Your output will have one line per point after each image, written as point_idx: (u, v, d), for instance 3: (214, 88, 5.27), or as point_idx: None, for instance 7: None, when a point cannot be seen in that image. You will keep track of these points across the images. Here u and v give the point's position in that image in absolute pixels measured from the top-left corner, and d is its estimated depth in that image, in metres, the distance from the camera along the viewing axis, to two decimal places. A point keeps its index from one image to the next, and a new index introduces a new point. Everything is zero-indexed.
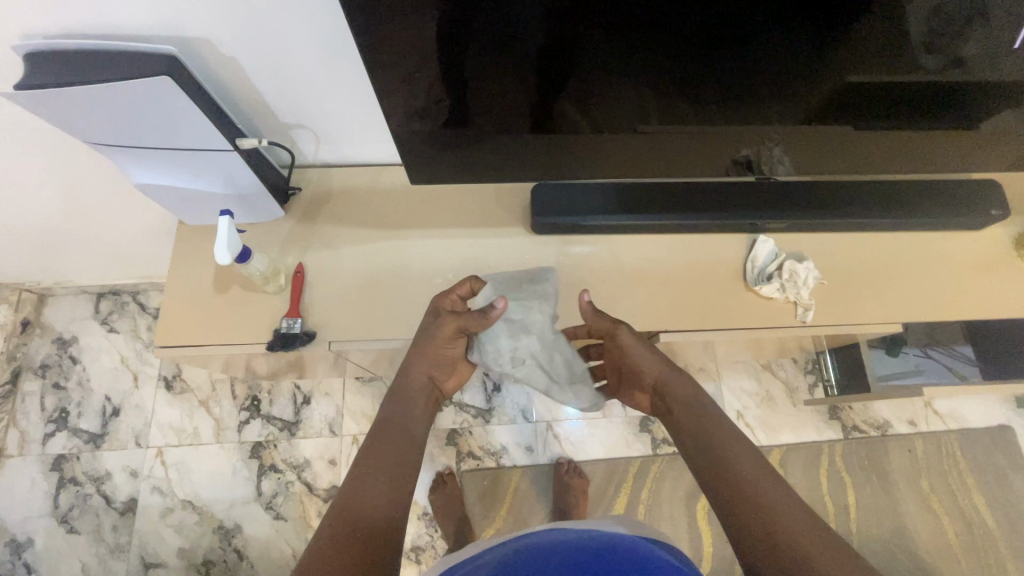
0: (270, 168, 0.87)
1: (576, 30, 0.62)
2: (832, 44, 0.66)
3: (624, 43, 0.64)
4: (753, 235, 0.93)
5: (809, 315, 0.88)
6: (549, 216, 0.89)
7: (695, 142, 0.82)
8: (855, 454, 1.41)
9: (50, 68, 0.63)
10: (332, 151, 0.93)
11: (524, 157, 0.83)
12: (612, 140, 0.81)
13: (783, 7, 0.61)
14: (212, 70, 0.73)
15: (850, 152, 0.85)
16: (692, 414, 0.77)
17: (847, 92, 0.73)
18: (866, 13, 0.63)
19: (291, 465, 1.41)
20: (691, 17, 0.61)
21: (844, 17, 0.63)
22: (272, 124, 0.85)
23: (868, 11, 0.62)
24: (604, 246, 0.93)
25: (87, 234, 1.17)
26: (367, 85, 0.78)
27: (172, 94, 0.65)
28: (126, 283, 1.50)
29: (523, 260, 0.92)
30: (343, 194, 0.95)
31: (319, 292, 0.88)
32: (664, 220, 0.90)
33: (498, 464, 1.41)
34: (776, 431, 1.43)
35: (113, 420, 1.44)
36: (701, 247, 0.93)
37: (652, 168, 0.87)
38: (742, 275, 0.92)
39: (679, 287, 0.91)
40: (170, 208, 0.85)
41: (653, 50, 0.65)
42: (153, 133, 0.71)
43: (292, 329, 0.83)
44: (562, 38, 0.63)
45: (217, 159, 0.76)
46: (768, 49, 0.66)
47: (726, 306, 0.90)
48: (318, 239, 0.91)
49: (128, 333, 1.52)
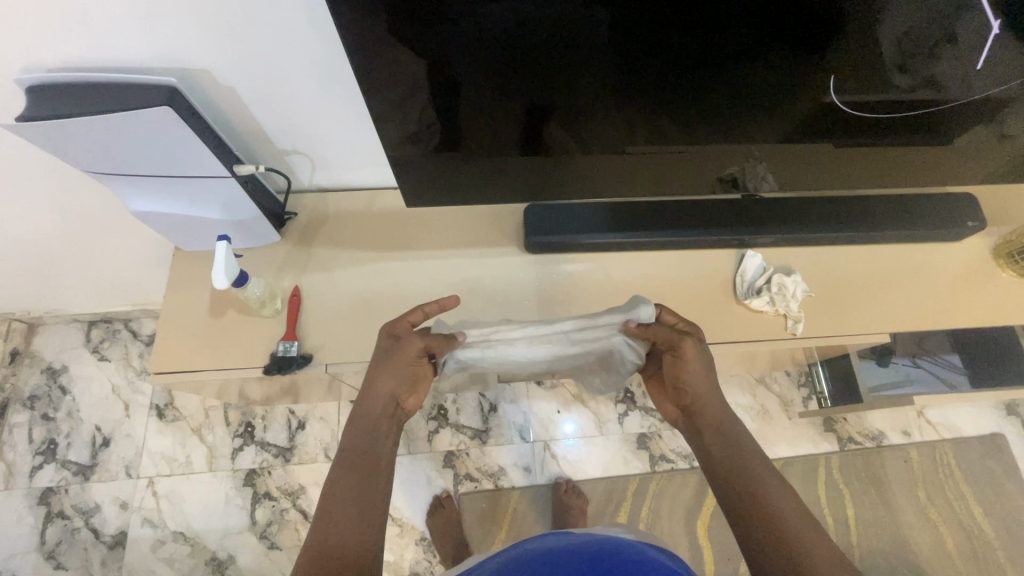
0: (267, 194, 0.88)
1: (568, 54, 0.64)
2: (810, 70, 0.70)
3: (610, 67, 0.67)
4: (742, 250, 0.95)
5: (799, 327, 0.89)
6: (542, 235, 0.90)
7: (683, 163, 0.85)
8: (852, 466, 1.42)
9: (53, 100, 0.65)
10: (328, 176, 0.95)
11: (516, 179, 0.85)
12: (601, 160, 0.83)
13: (762, 35, 0.65)
14: (212, 100, 0.75)
15: (832, 169, 0.88)
16: (725, 441, 0.73)
17: (825, 114, 0.77)
18: (839, 36, 0.66)
19: (286, 492, 1.39)
20: (676, 45, 0.65)
21: (819, 45, 0.67)
22: (270, 151, 0.86)
23: (841, 35, 0.66)
24: (598, 264, 0.94)
25: (81, 261, 1.17)
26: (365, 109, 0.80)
27: (173, 123, 0.66)
28: (118, 310, 1.49)
29: (519, 279, 0.93)
30: (339, 218, 0.96)
31: (316, 315, 0.88)
32: (655, 237, 0.92)
33: (497, 486, 1.40)
34: (773, 445, 1.44)
35: (103, 451, 1.42)
36: (692, 262, 0.95)
37: (642, 186, 0.89)
38: (731, 289, 0.93)
39: (672, 303, 0.92)
40: (167, 234, 0.86)
41: (641, 77, 0.69)
42: (152, 161, 0.72)
43: (289, 352, 0.83)
44: (549, 63, 0.65)
45: (215, 185, 0.78)
46: (750, 73, 0.70)
47: (718, 320, 0.91)
48: (314, 262, 0.92)
49: (120, 360, 1.51)
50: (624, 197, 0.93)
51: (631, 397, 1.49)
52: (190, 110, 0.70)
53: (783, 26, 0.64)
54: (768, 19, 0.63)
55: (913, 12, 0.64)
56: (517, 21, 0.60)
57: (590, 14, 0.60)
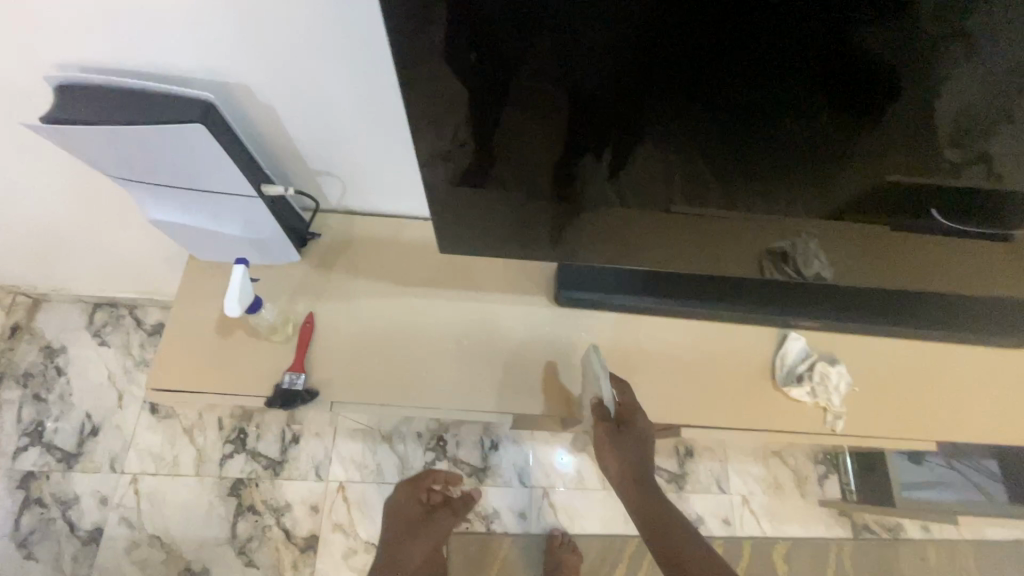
0: (293, 213, 0.83)
1: (603, 95, 0.58)
2: (862, 139, 0.62)
3: (648, 112, 0.60)
4: (785, 330, 0.88)
5: (840, 424, 0.81)
6: (573, 290, 0.86)
7: (729, 229, 0.78)
8: (864, 556, 1.35)
9: (80, 102, 0.61)
10: (359, 200, 0.90)
11: (549, 225, 0.79)
12: (642, 216, 0.76)
13: (813, 95, 0.57)
14: (247, 115, 0.70)
15: (884, 256, 0.80)
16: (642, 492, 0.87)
17: (881, 189, 0.69)
18: (893, 107, 0.58)
19: (272, 507, 1.34)
20: (717, 98, 0.58)
21: (871, 114, 0.59)
22: (302, 172, 0.82)
23: (894, 106, 0.58)
24: (630, 326, 0.88)
25: (95, 247, 1.13)
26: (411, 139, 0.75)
27: (202, 140, 0.62)
28: (125, 296, 1.46)
29: (544, 332, 0.87)
30: (363, 244, 0.90)
31: (325, 346, 0.83)
32: (692, 307, 0.87)
33: (489, 530, 1.34)
34: (782, 522, 1.38)
35: (91, 439, 1.38)
36: (732, 335, 0.88)
37: (681, 249, 0.82)
38: (770, 371, 0.86)
39: (706, 379, 0.85)
40: (183, 244, 0.81)
41: (681, 130, 0.62)
42: (174, 172, 0.68)
43: (295, 385, 0.78)
44: (586, 102, 0.59)
45: (239, 203, 0.73)
46: (796, 137, 0.62)
47: (754, 404, 0.84)
48: (332, 289, 0.87)
49: (120, 347, 1.47)
50: (663, 265, 0.86)
51: None
52: (222, 123, 0.65)
53: (833, 89, 0.57)
54: (822, 82, 0.56)
55: (975, 90, 0.56)
56: (550, 56, 0.54)
57: (631, 53, 0.54)
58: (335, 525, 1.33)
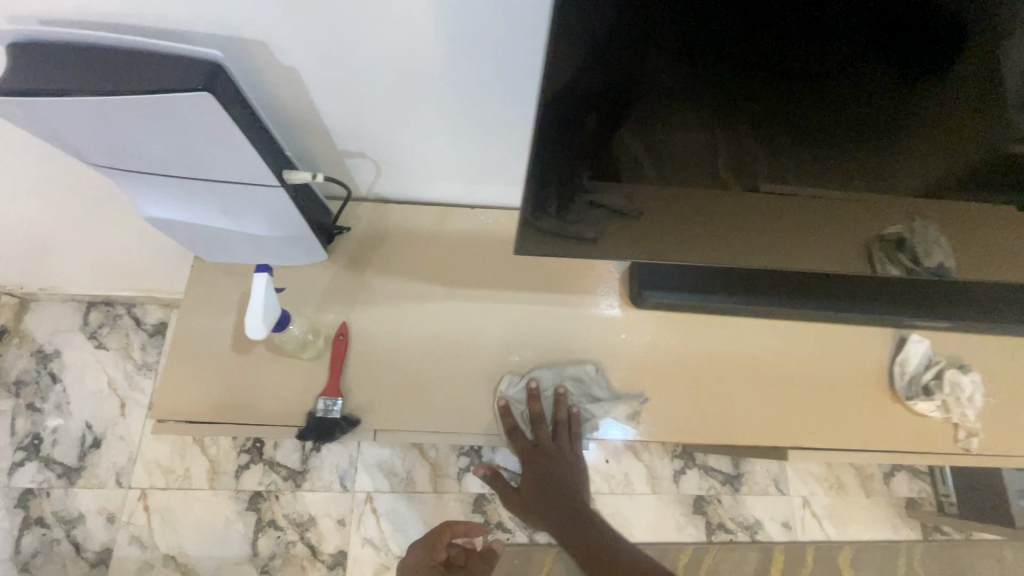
0: (317, 204, 0.69)
1: (619, 70, 0.42)
2: (939, 98, 0.47)
3: (681, 84, 0.44)
4: (902, 332, 0.74)
5: (975, 443, 0.69)
6: (659, 291, 0.71)
7: (811, 223, 0.62)
8: (934, 558, 1.26)
9: (41, 64, 0.45)
10: (395, 186, 0.75)
11: (607, 226, 0.60)
12: (714, 206, 0.59)
13: (843, 46, 0.42)
14: (260, 82, 0.54)
15: (997, 241, 0.64)
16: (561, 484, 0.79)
17: (984, 145, 0.51)
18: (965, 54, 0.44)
19: (295, 522, 1.23)
20: (728, 68, 0.43)
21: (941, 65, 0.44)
22: (328, 152, 0.66)
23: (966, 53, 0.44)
24: (718, 330, 0.75)
25: (84, 242, 0.99)
26: (469, 109, 0.60)
27: (213, 116, 0.47)
28: (121, 295, 1.32)
29: (619, 339, 0.74)
30: (400, 239, 0.76)
31: (364, 364, 0.69)
32: (799, 309, 0.72)
33: (531, 541, 1.24)
34: (846, 524, 1.28)
35: (93, 452, 1.26)
36: (842, 340, 0.74)
37: (758, 246, 0.66)
38: (887, 382, 0.73)
39: (812, 391, 0.72)
40: (185, 241, 0.67)
41: (703, 115, 0.47)
42: (176, 154, 0.53)
43: (331, 413, 0.65)
44: (604, 80, 0.43)
45: (257, 195, 0.59)
46: (861, 106, 0.47)
47: (870, 421, 0.71)
48: (367, 294, 0.73)
49: (119, 350, 1.34)
50: (740, 261, 0.70)
51: (690, 454, 1.31)
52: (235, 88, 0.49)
53: (896, 38, 0.42)
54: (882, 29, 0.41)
55: None
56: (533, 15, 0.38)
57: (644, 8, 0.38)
58: (364, 539, 1.23)
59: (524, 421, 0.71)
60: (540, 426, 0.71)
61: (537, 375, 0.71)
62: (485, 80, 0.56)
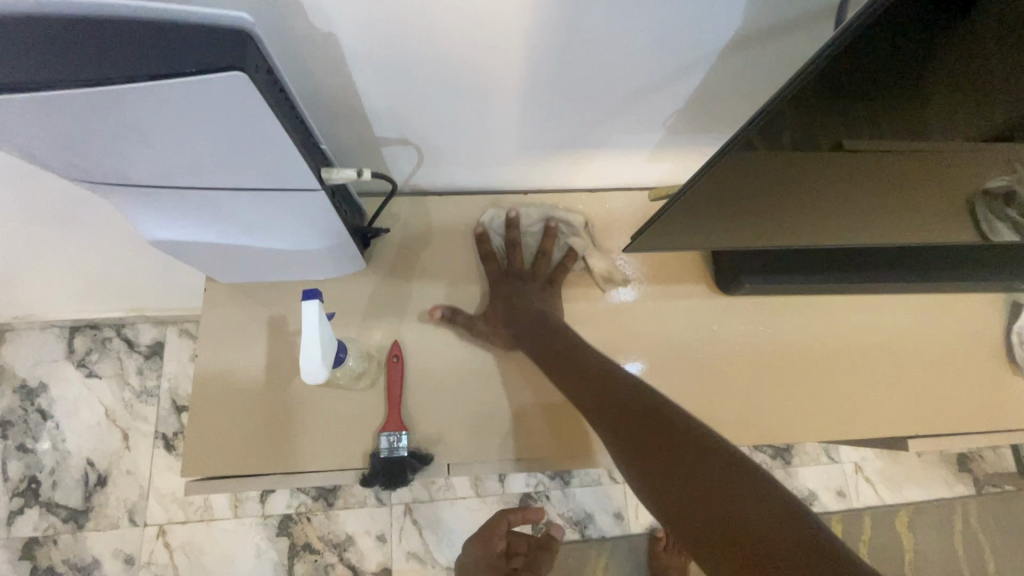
0: (351, 204, 0.57)
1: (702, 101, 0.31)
2: None
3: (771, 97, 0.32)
4: (1012, 298, 0.68)
5: None
6: (759, 276, 0.63)
7: (930, 191, 0.49)
8: (991, 513, 1.24)
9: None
10: (437, 175, 0.64)
11: (704, 219, 0.51)
12: (832, 190, 0.46)
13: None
14: (292, 57, 0.42)
15: None
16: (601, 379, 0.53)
17: None
18: None
19: (331, 543, 1.15)
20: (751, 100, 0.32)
21: None
22: (363, 139, 0.54)
23: None
24: (814, 312, 0.67)
25: (62, 264, 0.85)
26: (544, 81, 0.48)
27: (254, 113, 0.35)
28: (107, 316, 1.18)
29: (708, 333, 0.65)
30: (451, 238, 0.66)
31: (430, 388, 0.60)
32: (907, 281, 0.64)
33: (584, 536, 1.18)
34: (902, 487, 1.24)
35: (99, 491, 1.15)
36: (944, 311, 0.68)
37: (867, 221, 0.54)
38: (1005, 354, 0.67)
39: (921, 372, 0.66)
40: (197, 261, 0.55)
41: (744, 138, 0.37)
42: (193, 161, 0.40)
43: (397, 451, 0.55)
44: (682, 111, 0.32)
45: (293, 206, 0.47)
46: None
47: (986, 399, 0.65)
48: (418, 305, 0.63)
49: (113, 377, 1.21)
50: (845, 239, 0.59)
51: None
52: (269, 65, 0.36)
53: None
54: None
55: None
56: None
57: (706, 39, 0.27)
58: (408, 554, 1.15)
59: (502, 248, 0.67)
60: (517, 253, 0.65)
61: (523, 210, 0.66)
62: (574, 47, 0.44)
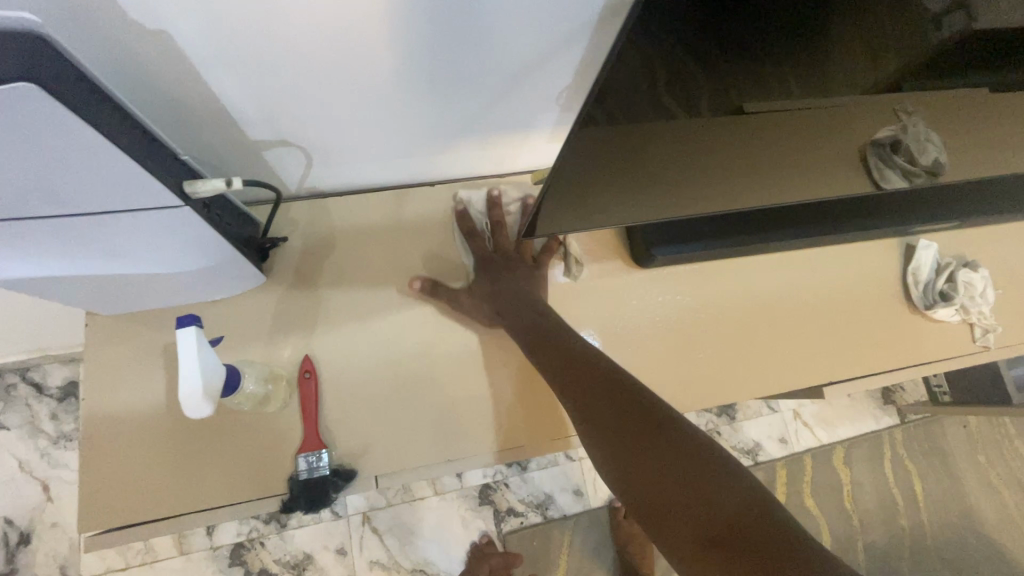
0: (236, 216, 0.53)
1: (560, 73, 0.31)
2: None
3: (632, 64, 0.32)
4: (906, 240, 0.72)
5: (990, 339, 0.70)
6: (670, 246, 0.64)
7: (810, 150, 0.50)
8: (914, 439, 1.34)
9: None
10: (333, 175, 0.61)
11: (604, 199, 0.50)
12: (718, 157, 0.47)
13: None
14: (122, 64, 0.38)
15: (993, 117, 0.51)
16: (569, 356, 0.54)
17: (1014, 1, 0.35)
18: None
19: (288, 565, 1.11)
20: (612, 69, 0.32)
21: None
22: (236, 144, 0.50)
23: None
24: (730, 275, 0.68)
25: None
26: (416, 69, 0.46)
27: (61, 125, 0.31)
28: (6, 362, 1.06)
29: (629, 308, 0.66)
30: (358, 239, 0.63)
31: (349, 399, 0.58)
32: (809, 236, 0.66)
33: (546, 518, 1.19)
34: (835, 426, 1.32)
35: (24, 550, 1.06)
36: (848, 260, 0.71)
37: (762, 185, 0.55)
38: (903, 295, 0.71)
39: (830, 321, 0.68)
40: (64, 299, 0.49)
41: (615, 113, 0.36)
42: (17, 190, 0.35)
43: (317, 472, 0.53)
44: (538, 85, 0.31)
45: (157, 227, 0.43)
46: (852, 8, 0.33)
47: (888, 340, 0.69)
48: (329, 314, 0.60)
49: (24, 426, 1.10)
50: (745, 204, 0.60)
51: None
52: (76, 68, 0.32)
53: None
54: None
55: None
56: None
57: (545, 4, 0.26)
58: (371, 562, 1.13)
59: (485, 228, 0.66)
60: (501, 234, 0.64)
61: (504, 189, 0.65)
62: (443, 30, 0.42)
